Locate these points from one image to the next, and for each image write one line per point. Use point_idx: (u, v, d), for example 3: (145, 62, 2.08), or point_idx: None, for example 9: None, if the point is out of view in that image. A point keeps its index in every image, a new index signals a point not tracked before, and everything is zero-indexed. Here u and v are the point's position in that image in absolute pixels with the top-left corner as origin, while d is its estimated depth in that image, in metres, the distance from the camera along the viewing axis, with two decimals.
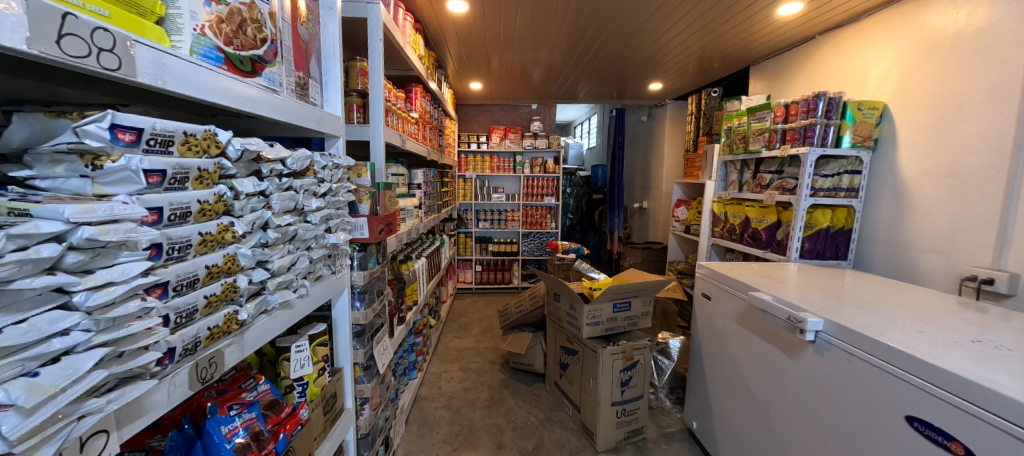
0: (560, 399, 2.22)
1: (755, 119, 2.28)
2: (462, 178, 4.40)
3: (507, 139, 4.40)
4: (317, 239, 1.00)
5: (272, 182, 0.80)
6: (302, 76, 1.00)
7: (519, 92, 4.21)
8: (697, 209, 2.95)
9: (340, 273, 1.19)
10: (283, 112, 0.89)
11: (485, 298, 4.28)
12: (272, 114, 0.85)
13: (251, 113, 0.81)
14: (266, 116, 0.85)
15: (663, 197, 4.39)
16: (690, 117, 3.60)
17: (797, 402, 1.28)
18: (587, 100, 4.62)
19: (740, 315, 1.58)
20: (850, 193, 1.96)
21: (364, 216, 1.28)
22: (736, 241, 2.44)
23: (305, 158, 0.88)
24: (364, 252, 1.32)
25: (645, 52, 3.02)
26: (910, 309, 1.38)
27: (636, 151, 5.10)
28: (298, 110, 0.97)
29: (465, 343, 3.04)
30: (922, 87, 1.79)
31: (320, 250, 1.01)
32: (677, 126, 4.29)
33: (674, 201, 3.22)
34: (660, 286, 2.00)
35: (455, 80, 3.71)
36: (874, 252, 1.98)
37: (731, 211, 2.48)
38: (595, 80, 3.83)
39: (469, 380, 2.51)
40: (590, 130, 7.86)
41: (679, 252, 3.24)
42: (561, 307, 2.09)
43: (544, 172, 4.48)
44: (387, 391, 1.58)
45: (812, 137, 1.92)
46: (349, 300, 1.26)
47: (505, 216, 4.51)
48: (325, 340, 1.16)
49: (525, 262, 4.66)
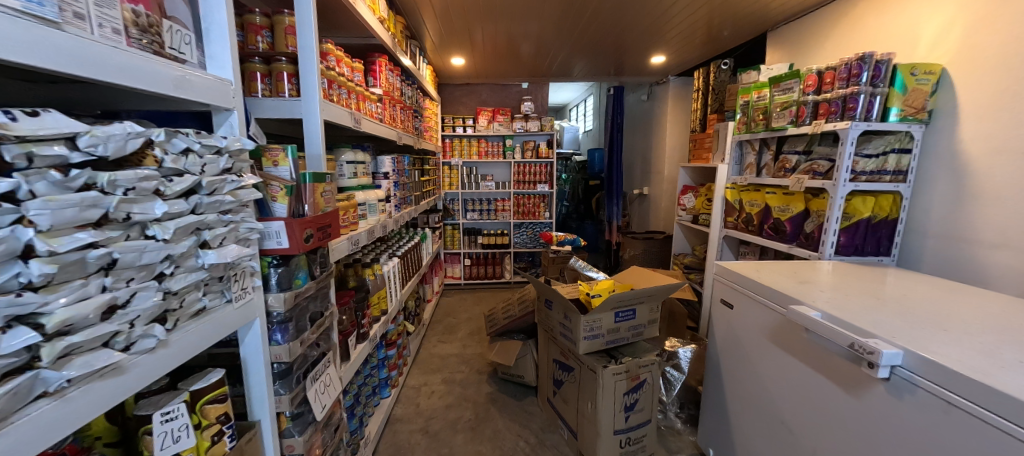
0: (554, 419, 1.93)
1: (778, 92, 1.96)
2: (447, 164, 4.04)
3: (496, 122, 4.02)
4: (182, 260, 0.68)
5: (37, 179, 0.45)
6: (144, 12, 0.65)
7: (507, 70, 3.82)
8: (706, 195, 2.63)
9: (246, 300, 0.87)
10: (110, 70, 0.56)
11: (475, 294, 3.97)
12: (73, 69, 0.51)
13: (27, 67, 0.47)
14: (70, 75, 0.51)
15: (666, 183, 4.05)
16: (697, 93, 3.24)
17: (857, 451, 0.98)
18: (582, 78, 4.23)
19: (774, 330, 1.28)
20: (897, 176, 1.64)
21: (281, 219, 0.93)
22: (754, 234, 2.15)
23: (124, 138, 0.54)
24: (286, 267, 0.97)
25: (645, 21, 2.66)
26: (996, 320, 1.08)
27: (635, 134, 4.73)
28: (150, 71, 0.64)
29: (449, 350, 2.74)
30: (994, 43, 1.44)
31: (189, 277, 0.69)
32: (680, 105, 3.93)
33: (680, 187, 2.88)
34: (669, 291, 1.70)
35: (435, 56, 3.31)
36: (925, 247, 1.67)
37: (747, 198, 2.19)
38: (591, 54, 3.45)
39: (451, 395, 2.22)
40: (586, 112, 7.45)
41: (685, 244, 2.93)
42: (553, 316, 1.78)
43: (536, 157, 4.12)
44: (336, 432, 1.27)
45: (853, 109, 1.59)
46: (265, 334, 0.94)
47: (495, 206, 4.16)
48: (222, 394, 0.84)
49: (517, 255, 4.34)
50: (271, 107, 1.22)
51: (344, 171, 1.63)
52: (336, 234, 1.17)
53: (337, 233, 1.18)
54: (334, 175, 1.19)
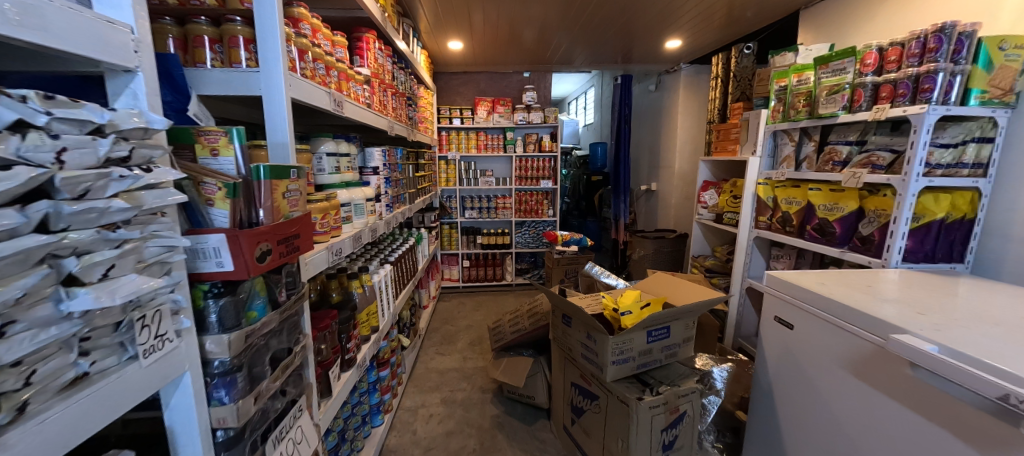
0: (571, 450, 1.69)
1: (826, 73, 1.71)
2: (444, 159, 3.76)
3: (496, 113, 3.74)
4: (20, 309, 0.40)
5: None
6: None
7: (508, 57, 3.53)
8: (730, 192, 2.38)
9: (165, 351, 0.59)
10: None
11: (474, 298, 3.71)
12: None
13: None
14: None
15: (676, 178, 3.81)
16: (714, 80, 2.99)
17: None
18: (586, 66, 3.96)
19: (861, 360, 1.03)
20: (975, 170, 1.40)
21: (221, 230, 0.66)
22: (793, 235, 1.92)
23: None
24: (231, 297, 0.70)
25: (661, 3, 2.41)
26: None
27: (642, 126, 4.48)
28: None
29: (448, 364, 2.47)
30: None
31: (36, 335, 0.41)
32: (692, 96, 3.67)
33: (700, 183, 2.63)
34: (708, 305, 1.46)
35: (431, 41, 3.02)
36: (1008, 251, 1.43)
37: (783, 195, 1.97)
38: (600, 40, 3.18)
39: (452, 419, 1.96)
40: (586, 105, 7.17)
41: (705, 244, 2.69)
42: (572, 335, 1.52)
43: (539, 151, 3.85)
44: None
45: (928, 91, 1.36)
46: (202, 393, 0.66)
47: (495, 203, 3.89)
48: None
49: (518, 255, 4.08)
50: (222, 80, 0.92)
51: (324, 165, 1.35)
52: (309, 246, 0.90)
53: (310, 244, 0.90)
54: (305, 169, 0.91)
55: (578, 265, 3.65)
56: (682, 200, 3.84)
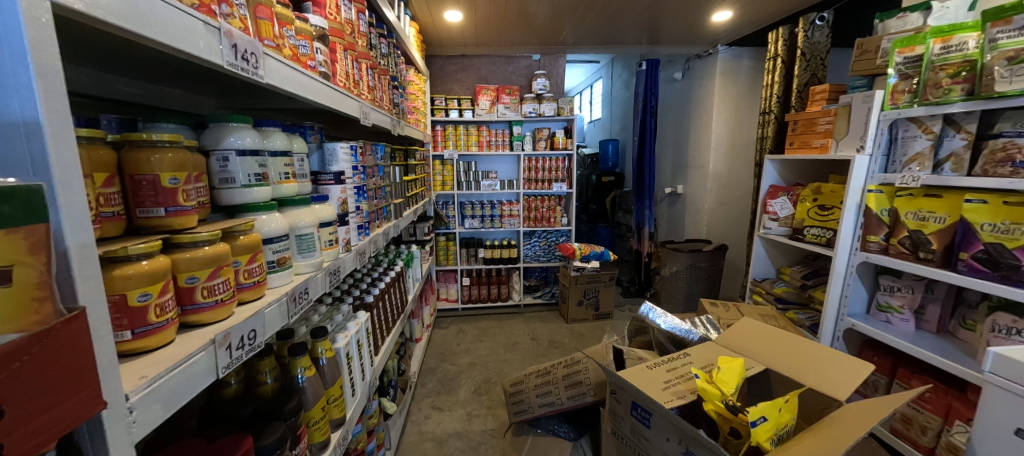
0: None
1: (1006, 32, 1.16)
2: (439, 159, 3.18)
3: (501, 103, 3.15)
4: None
5: None
6: None
7: (514, 37, 2.95)
8: (812, 200, 1.84)
9: None
10: None
11: (476, 323, 3.14)
12: None
13: None
14: None
15: (711, 180, 3.27)
16: (772, 61, 2.47)
17: None
18: (605, 50, 3.38)
19: None
20: None
21: None
22: (933, 264, 1.38)
23: None
24: None
25: None
26: None
27: (666, 120, 3.93)
28: None
29: (448, 427, 1.90)
30: None
31: None
32: (730, 83, 3.13)
33: (765, 187, 2.09)
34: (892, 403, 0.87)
35: (422, 11, 2.42)
36: None
37: (914, 207, 1.44)
38: (629, 17, 2.62)
39: None
40: (592, 98, 6.61)
41: (769, 264, 2.17)
42: (652, 441, 0.97)
43: (551, 149, 3.28)
44: None
45: None
46: None
47: (499, 211, 3.30)
48: None
49: (526, 271, 3.52)
50: None
51: (233, 170, 0.76)
52: (79, 405, 0.34)
53: (88, 392, 0.35)
54: (34, 194, 0.31)
55: (599, 283, 3.13)
56: (717, 205, 3.30)
